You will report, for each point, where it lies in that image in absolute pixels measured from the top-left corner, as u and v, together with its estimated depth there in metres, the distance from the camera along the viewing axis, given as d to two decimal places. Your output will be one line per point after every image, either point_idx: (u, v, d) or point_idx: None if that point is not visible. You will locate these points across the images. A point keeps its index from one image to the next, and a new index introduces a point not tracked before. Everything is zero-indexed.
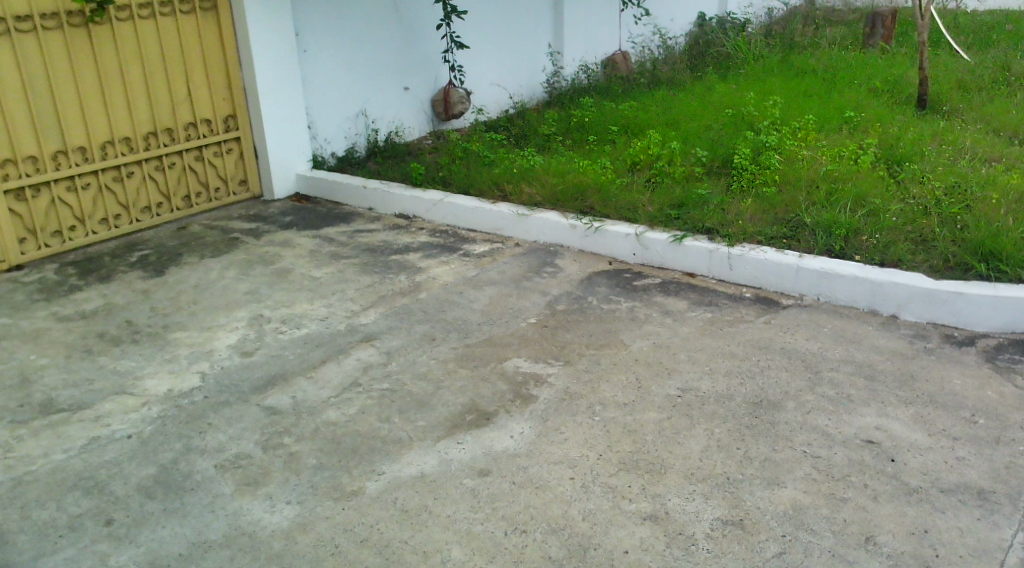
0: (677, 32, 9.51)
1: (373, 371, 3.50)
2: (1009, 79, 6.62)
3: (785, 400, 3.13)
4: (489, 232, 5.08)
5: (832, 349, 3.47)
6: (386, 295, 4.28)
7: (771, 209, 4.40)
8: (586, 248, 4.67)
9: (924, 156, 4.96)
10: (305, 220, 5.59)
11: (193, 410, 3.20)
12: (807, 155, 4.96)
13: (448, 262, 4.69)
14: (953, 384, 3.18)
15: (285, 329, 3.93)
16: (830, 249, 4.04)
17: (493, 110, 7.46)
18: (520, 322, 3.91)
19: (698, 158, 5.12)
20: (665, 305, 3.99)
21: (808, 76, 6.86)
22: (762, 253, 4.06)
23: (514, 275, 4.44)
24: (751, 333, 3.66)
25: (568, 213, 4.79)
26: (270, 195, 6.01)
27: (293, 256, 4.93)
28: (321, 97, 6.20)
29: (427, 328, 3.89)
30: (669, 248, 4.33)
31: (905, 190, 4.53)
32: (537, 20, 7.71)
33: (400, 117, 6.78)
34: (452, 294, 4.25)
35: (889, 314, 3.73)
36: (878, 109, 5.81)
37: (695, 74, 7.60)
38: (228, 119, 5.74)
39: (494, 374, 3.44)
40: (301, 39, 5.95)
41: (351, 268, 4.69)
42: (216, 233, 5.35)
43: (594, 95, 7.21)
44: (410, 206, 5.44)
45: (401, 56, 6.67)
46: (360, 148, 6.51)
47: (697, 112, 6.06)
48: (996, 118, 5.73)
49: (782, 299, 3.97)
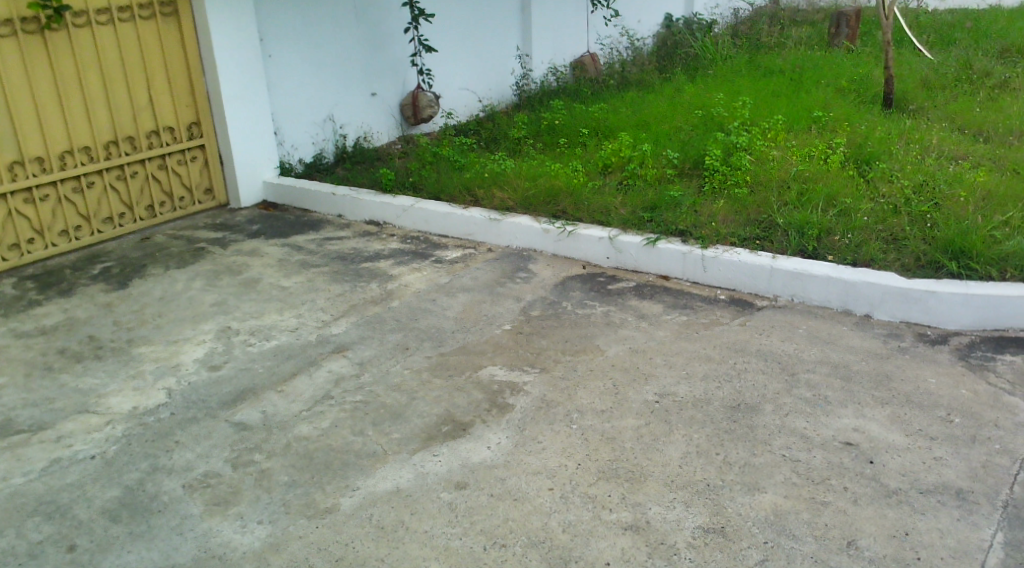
0: (645, 33, 9.54)
1: (346, 383, 3.43)
2: (972, 77, 6.70)
3: (763, 403, 3.11)
4: (461, 237, 5.03)
5: (807, 350, 3.47)
6: (358, 304, 4.21)
7: (743, 210, 4.39)
8: (559, 252, 4.63)
9: (892, 155, 4.99)
10: (274, 228, 5.50)
11: (159, 428, 3.12)
12: (777, 156, 4.97)
13: (420, 269, 4.63)
14: (928, 383, 3.18)
15: (254, 341, 3.85)
16: (803, 250, 4.03)
17: (462, 113, 7.40)
18: (494, 329, 3.86)
19: (670, 160, 5.11)
20: (639, 309, 3.97)
21: (776, 76, 6.89)
22: (736, 254, 4.05)
23: (487, 281, 4.39)
24: (727, 335, 3.65)
25: (541, 217, 4.75)
26: (236, 203, 5.91)
27: (261, 265, 4.84)
28: (287, 103, 6.11)
29: (400, 337, 3.82)
30: (642, 251, 4.30)
31: (875, 189, 4.55)
32: (505, 22, 7.67)
33: (368, 122, 6.70)
34: (424, 302, 4.19)
35: (862, 314, 3.73)
36: (846, 108, 5.85)
37: (664, 75, 7.61)
38: (191, 126, 5.63)
39: (469, 383, 3.38)
40: (266, 44, 5.86)
41: (321, 277, 4.61)
42: (181, 243, 5.25)
43: (564, 98, 7.19)
44: (380, 212, 5.37)
45: (368, 60, 6.60)
46: (328, 154, 6.42)
47: (668, 114, 6.06)
48: (961, 116, 5.78)
49: (756, 300, 3.96)
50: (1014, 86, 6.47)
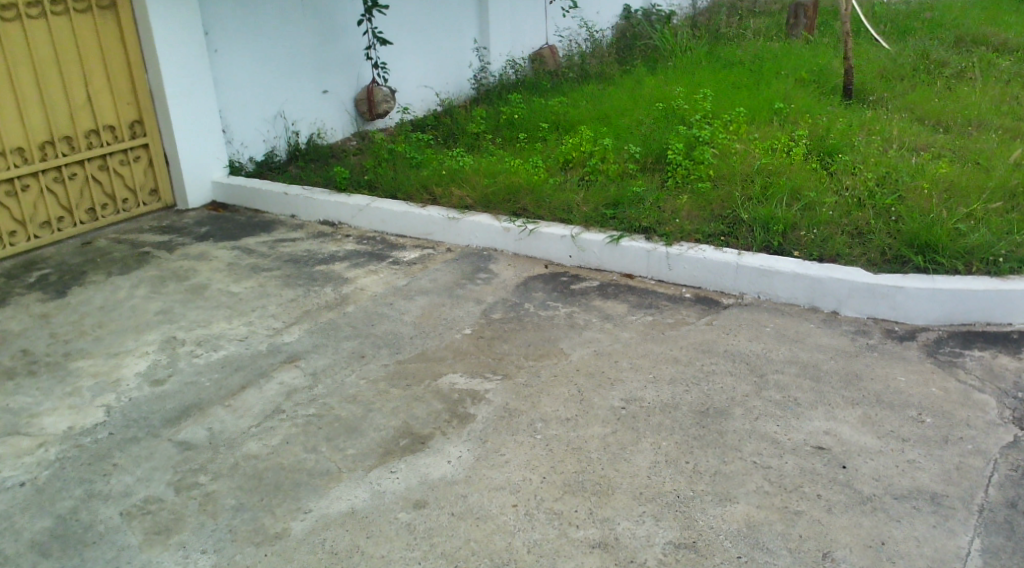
0: (603, 25, 9.45)
1: (298, 395, 3.26)
2: (929, 67, 6.69)
3: (732, 406, 3.01)
4: (419, 237, 4.87)
5: (776, 350, 3.37)
6: (311, 310, 4.04)
7: (707, 205, 4.30)
8: (520, 252, 4.50)
9: (853, 146, 4.93)
10: (223, 230, 5.28)
11: (96, 450, 2.94)
12: (740, 149, 4.89)
13: (377, 271, 4.47)
14: (898, 381, 3.10)
15: (200, 352, 3.66)
16: (768, 245, 3.95)
17: (419, 108, 7.23)
18: (454, 334, 3.72)
19: (632, 154, 5.00)
20: (603, 309, 3.85)
21: (736, 68, 6.82)
22: (701, 251, 3.95)
23: (446, 283, 4.24)
24: (693, 335, 3.54)
25: (500, 215, 4.61)
26: (184, 204, 5.68)
27: (210, 270, 4.64)
28: (235, 99, 5.88)
29: (356, 344, 3.66)
30: (605, 249, 4.19)
31: (838, 181, 4.48)
32: (463, 14, 7.51)
33: (321, 118, 6.49)
34: (381, 306, 4.03)
35: (829, 311, 3.65)
36: (806, 100, 5.79)
37: (624, 67, 7.50)
38: (134, 124, 5.39)
39: (428, 393, 3.24)
40: (211, 38, 5.61)
41: (273, 281, 4.42)
42: (125, 248, 5.01)
43: (523, 91, 7.04)
44: (335, 212, 5.18)
45: (319, 54, 6.38)
46: (280, 152, 6.21)
47: (628, 107, 5.96)
48: (920, 106, 5.76)
49: (722, 298, 3.87)
50: (970, 75, 6.47)
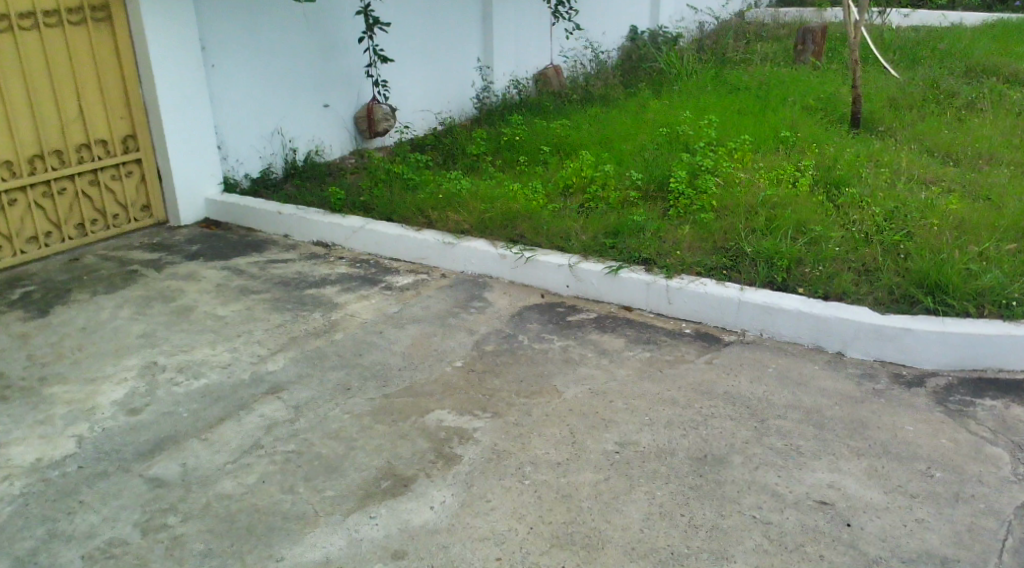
0: (609, 46, 9.38)
1: (278, 429, 3.13)
2: (939, 97, 6.58)
3: (731, 454, 2.87)
4: (414, 261, 4.75)
5: (778, 393, 3.23)
6: (298, 336, 3.91)
7: (709, 237, 4.17)
8: (516, 279, 4.37)
9: (861, 178, 4.81)
10: (214, 249, 5.16)
11: (63, 485, 2.81)
12: (744, 178, 4.76)
13: (368, 296, 4.34)
14: (906, 431, 2.96)
15: (181, 380, 3.53)
16: (772, 281, 3.82)
17: (419, 127, 7.13)
18: (444, 366, 3.59)
19: (633, 182, 4.89)
20: (600, 344, 3.72)
21: (742, 93, 6.71)
22: (702, 285, 3.82)
23: (439, 311, 4.12)
24: (692, 375, 3.41)
25: (497, 241, 4.49)
26: (176, 221, 5.56)
27: (197, 291, 4.51)
28: (232, 115, 5.77)
29: (342, 375, 3.53)
30: (604, 279, 4.06)
31: (845, 215, 4.35)
32: (466, 32, 7.42)
33: (319, 135, 6.39)
34: (370, 335, 3.90)
35: (835, 351, 3.51)
36: (813, 128, 5.67)
37: (629, 90, 7.41)
38: (127, 139, 5.28)
39: (414, 431, 3.10)
40: (208, 53, 5.51)
41: (261, 305, 4.29)
42: (112, 266, 4.90)
43: (525, 112, 6.94)
44: (328, 233, 5.06)
45: (319, 70, 6.29)
46: (276, 169, 6.10)
47: (631, 132, 5.85)
48: (929, 137, 5.65)
49: (723, 335, 3.73)
50: (980, 107, 6.36)
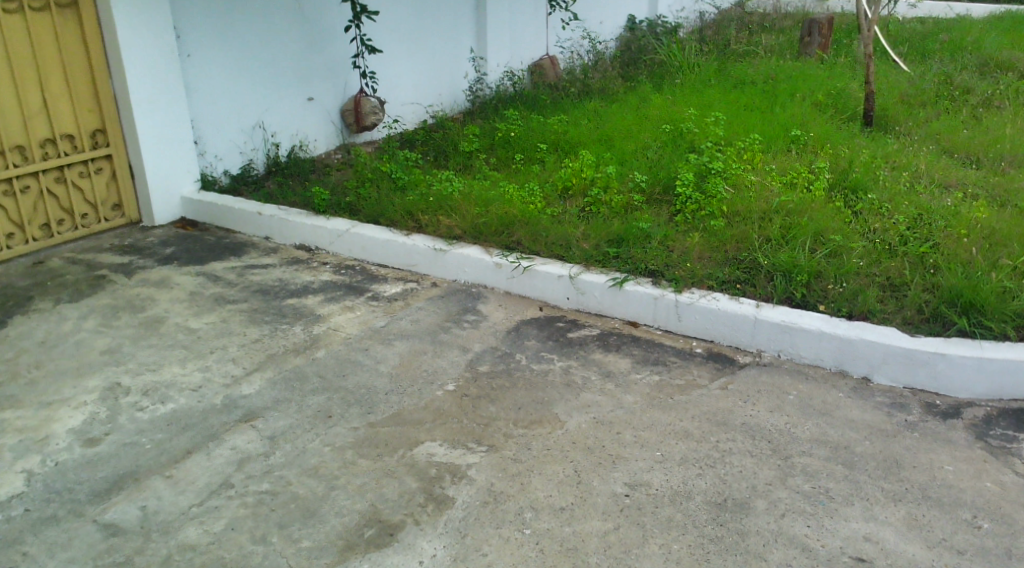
0: (607, 36, 9.06)
1: (250, 465, 2.83)
2: (953, 94, 6.30)
3: (754, 498, 2.59)
4: (402, 268, 4.44)
5: (802, 425, 2.95)
6: (277, 354, 3.60)
7: (720, 246, 3.88)
8: (512, 290, 4.08)
9: (879, 182, 4.52)
10: (190, 252, 4.84)
11: (6, 533, 2.50)
12: (755, 182, 4.48)
13: (353, 308, 4.04)
14: (945, 472, 2.68)
15: (146, 404, 3.21)
16: (790, 296, 3.53)
17: (410, 120, 6.80)
18: (435, 390, 3.29)
19: (637, 184, 4.59)
20: (604, 365, 3.43)
21: (748, 88, 6.42)
22: (714, 301, 3.53)
23: (430, 326, 3.81)
24: (706, 402, 3.12)
25: (492, 249, 4.19)
26: (150, 221, 5.23)
27: (169, 300, 4.19)
28: (210, 108, 5.43)
29: (323, 400, 3.22)
30: (607, 292, 3.77)
31: (864, 222, 4.07)
32: (459, 21, 7.09)
33: (303, 129, 6.06)
34: (355, 353, 3.60)
35: (860, 376, 3.23)
36: (825, 126, 5.38)
37: (629, 83, 7.10)
38: (96, 133, 4.94)
39: (402, 467, 2.80)
40: (183, 41, 5.17)
41: (237, 317, 3.98)
42: (79, 270, 4.57)
43: (521, 106, 6.62)
44: (312, 237, 4.75)
45: (304, 60, 5.94)
46: (257, 165, 5.77)
47: (633, 129, 5.55)
48: (946, 137, 5.37)
49: (737, 356, 3.45)
50: (998, 105, 6.08)
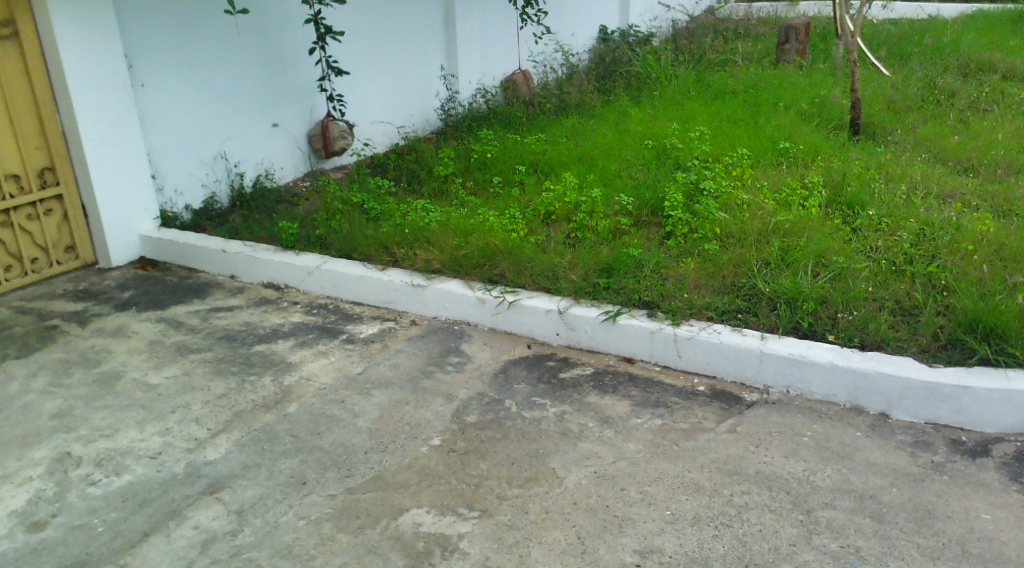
0: (579, 48, 8.85)
1: (216, 547, 2.53)
2: (939, 98, 6.14)
3: (777, 563, 2.34)
4: (379, 305, 4.16)
5: (822, 471, 2.71)
6: (244, 411, 3.31)
7: (716, 273, 3.66)
8: (497, 326, 3.82)
9: (876, 195, 4.32)
10: (150, 296, 4.53)
11: None
12: (747, 200, 4.26)
13: (327, 353, 3.75)
14: (983, 521, 2.45)
15: (99, 477, 2.91)
16: (796, 326, 3.30)
17: (380, 142, 6.53)
18: (419, 447, 3.01)
19: (623, 206, 4.36)
20: (601, 409, 3.17)
21: (729, 99, 6.22)
22: (715, 334, 3.29)
23: (410, 371, 3.54)
24: (716, 449, 2.87)
25: (473, 282, 3.93)
26: (106, 262, 4.91)
27: (126, 352, 3.88)
28: (167, 140, 5.13)
29: (297, 464, 2.93)
30: (600, 327, 3.52)
31: (865, 240, 3.86)
32: (428, 38, 6.83)
33: (269, 157, 5.77)
34: (330, 405, 3.31)
35: (877, 412, 3.00)
36: (813, 138, 5.19)
37: (606, 97, 6.88)
38: (44, 172, 4.62)
39: (387, 541, 2.52)
40: (135, 70, 4.86)
41: (200, 368, 3.67)
42: (28, 321, 4.24)
43: (497, 125, 6.38)
44: (280, 274, 4.46)
45: (266, 85, 5.66)
46: (221, 198, 5.47)
47: (616, 146, 5.33)
48: (937, 143, 5.19)
49: (743, 393, 3.21)
50: (985, 108, 5.93)
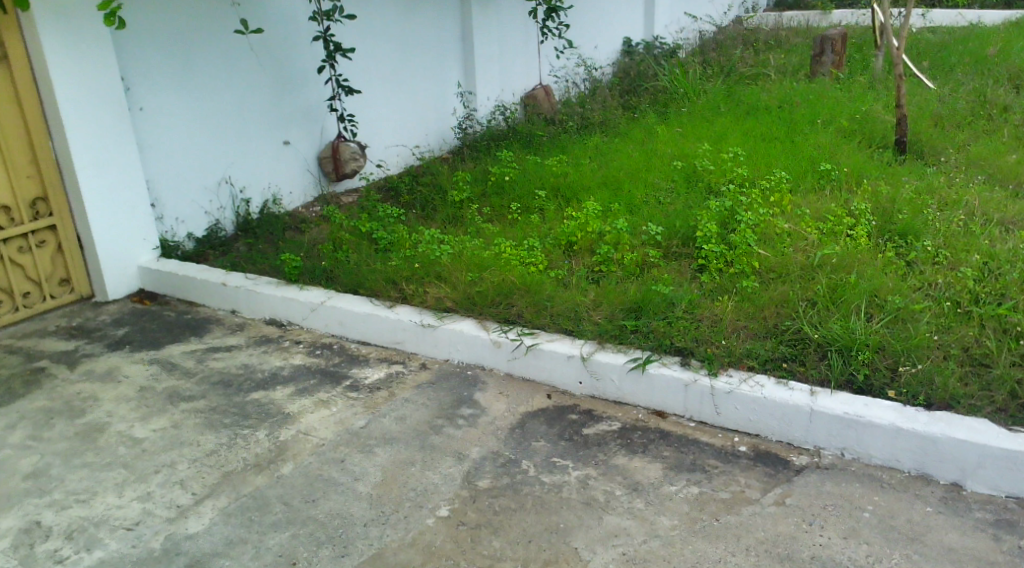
0: (602, 61, 8.52)
1: None
2: (990, 112, 5.73)
3: None
4: (387, 346, 3.84)
5: (889, 558, 2.34)
6: (234, 472, 2.99)
7: (757, 314, 3.30)
8: (515, 372, 3.48)
9: (930, 223, 3.94)
10: (145, 333, 4.24)
11: None
12: (787, 230, 3.90)
13: (329, 402, 3.43)
14: None
15: (68, 554, 2.61)
16: (850, 378, 2.93)
17: (394, 163, 6.23)
18: (425, 519, 2.67)
19: (652, 236, 4.01)
20: (630, 474, 2.82)
21: (762, 116, 5.86)
22: (759, 387, 2.94)
23: (418, 425, 3.21)
24: (763, 525, 2.51)
25: (489, 323, 3.59)
26: (103, 295, 4.62)
27: (113, 399, 3.57)
28: (169, 166, 4.86)
29: (287, 540, 2.61)
30: (628, 376, 3.17)
31: (921, 276, 3.49)
32: (444, 53, 6.53)
33: (277, 181, 5.49)
34: (328, 467, 2.99)
35: (949, 483, 2.63)
36: (856, 158, 4.82)
37: (631, 114, 6.55)
38: (37, 202, 4.34)
39: None
40: (133, 94, 4.60)
41: (191, 420, 3.37)
42: (14, 362, 3.96)
43: (516, 145, 6.06)
44: (283, 311, 4.16)
45: (274, 106, 5.39)
46: (225, 226, 5.19)
47: (643, 168, 4.99)
48: (992, 163, 4.80)
49: (791, 455, 2.84)
50: None
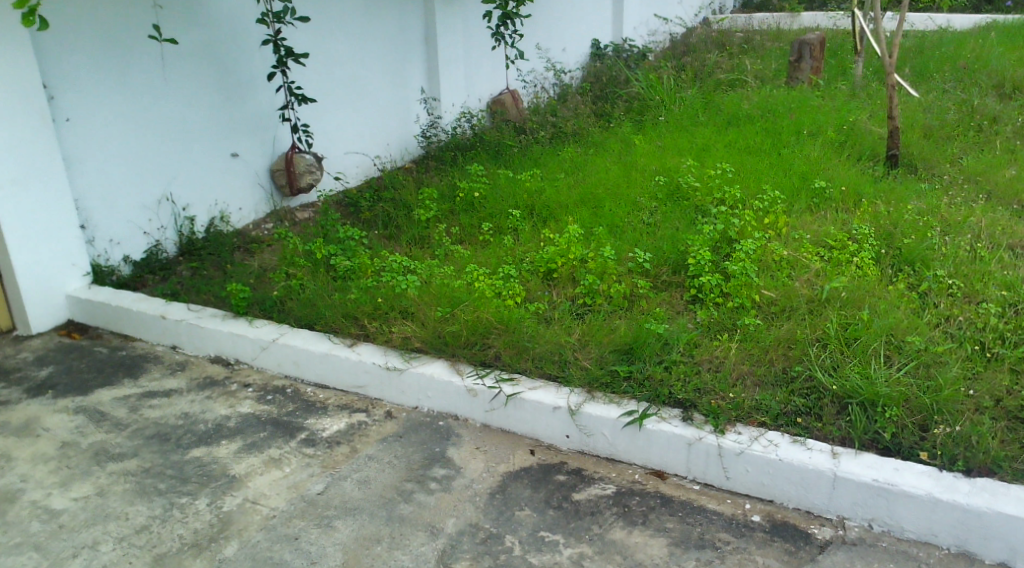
0: (570, 65, 8.18)
1: None
2: (980, 123, 5.49)
3: None
4: (347, 390, 3.42)
5: None
6: (167, 555, 2.55)
7: (763, 357, 2.95)
8: (492, 423, 3.09)
9: (937, 248, 3.65)
10: (71, 374, 3.75)
11: None
12: (787, 257, 3.57)
13: (281, 460, 3.01)
14: None
15: None
16: (874, 436, 2.60)
17: (353, 176, 5.79)
18: None
19: (639, 264, 3.65)
20: (631, 552, 2.45)
21: (745, 126, 5.56)
22: (773, 447, 2.59)
23: (384, 489, 2.80)
24: None
25: (463, 366, 3.20)
26: (25, 329, 4.12)
27: (29, 459, 3.10)
28: (101, 183, 4.36)
29: None
30: (622, 432, 2.80)
31: (938, 311, 3.18)
32: (405, 56, 6.10)
33: (224, 197, 5.02)
34: (278, 547, 2.57)
35: (995, 562, 2.33)
36: (850, 174, 4.52)
37: (604, 122, 6.20)
38: None
39: None
40: (57, 104, 4.09)
41: (120, 485, 2.91)
42: None
43: (485, 156, 5.67)
44: (230, 347, 3.72)
45: (220, 114, 4.92)
46: (167, 246, 4.71)
47: (623, 184, 4.64)
48: (990, 178, 4.53)
49: (813, 526, 2.50)
50: None
